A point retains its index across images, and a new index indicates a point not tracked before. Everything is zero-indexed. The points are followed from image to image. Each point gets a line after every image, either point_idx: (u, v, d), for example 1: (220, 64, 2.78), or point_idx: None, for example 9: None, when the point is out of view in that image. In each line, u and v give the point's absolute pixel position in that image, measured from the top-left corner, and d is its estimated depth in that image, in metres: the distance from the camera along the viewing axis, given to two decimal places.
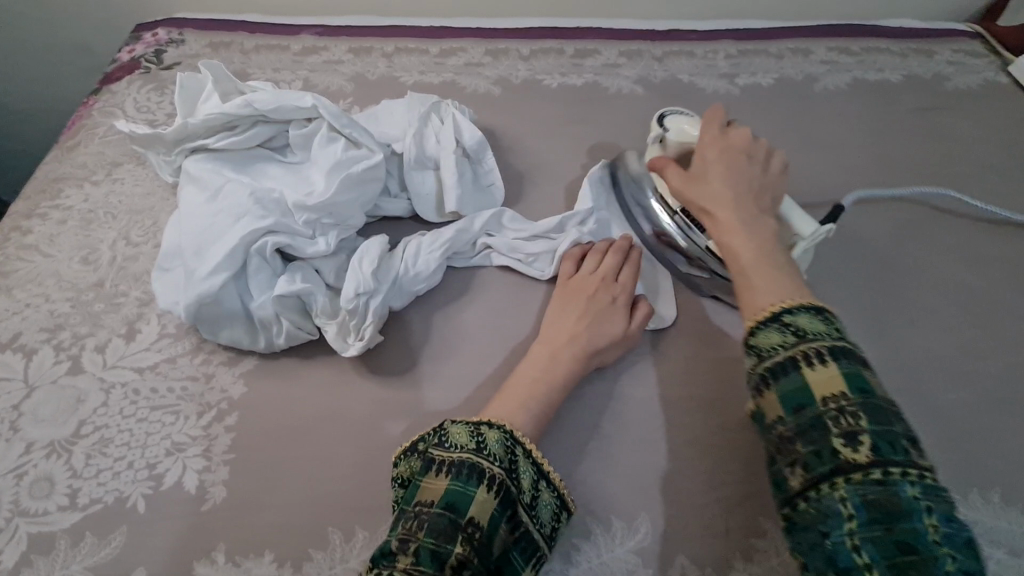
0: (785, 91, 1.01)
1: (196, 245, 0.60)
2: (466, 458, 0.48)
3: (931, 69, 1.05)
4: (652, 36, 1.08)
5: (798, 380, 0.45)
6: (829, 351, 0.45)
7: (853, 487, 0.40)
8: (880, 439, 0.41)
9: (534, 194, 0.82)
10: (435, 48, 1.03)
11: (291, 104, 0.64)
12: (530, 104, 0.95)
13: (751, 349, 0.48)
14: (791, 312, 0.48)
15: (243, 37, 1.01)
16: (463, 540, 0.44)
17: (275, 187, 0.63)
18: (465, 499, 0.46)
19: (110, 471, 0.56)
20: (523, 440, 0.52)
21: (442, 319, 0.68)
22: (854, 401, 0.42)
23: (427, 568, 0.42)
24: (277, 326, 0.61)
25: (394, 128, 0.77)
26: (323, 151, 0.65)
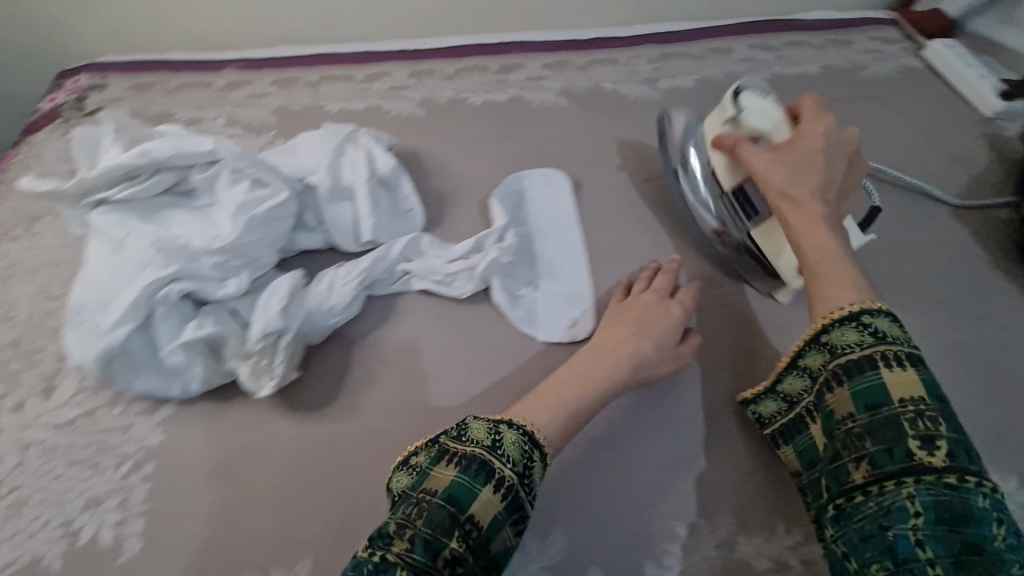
0: (706, 92, 1.02)
1: (100, 298, 0.60)
2: (478, 454, 0.50)
3: (848, 59, 1.08)
4: (576, 46, 1.09)
5: (874, 378, 0.50)
6: (906, 356, 0.51)
7: (922, 487, 0.45)
8: (955, 445, 0.46)
9: (456, 214, 0.83)
10: (360, 74, 1.03)
11: (189, 148, 0.65)
12: (454, 123, 0.96)
13: (825, 347, 0.55)
14: (870, 313, 0.54)
15: (167, 77, 1.02)
16: (461, 534, 0.46)
17: (179, 233, 0.64)
18: (469, 493, 0.48)
19: (26, 532, 0.56)
20: (542, 444, 0.54)
21: (362, 349, 0.69)
22: (933, 406, 0.48)
23: (420, 556, 0.44)
24: (191, 372, 0.61)
25: (309, 161, 0.78)
26: (225, 192, 0.65)
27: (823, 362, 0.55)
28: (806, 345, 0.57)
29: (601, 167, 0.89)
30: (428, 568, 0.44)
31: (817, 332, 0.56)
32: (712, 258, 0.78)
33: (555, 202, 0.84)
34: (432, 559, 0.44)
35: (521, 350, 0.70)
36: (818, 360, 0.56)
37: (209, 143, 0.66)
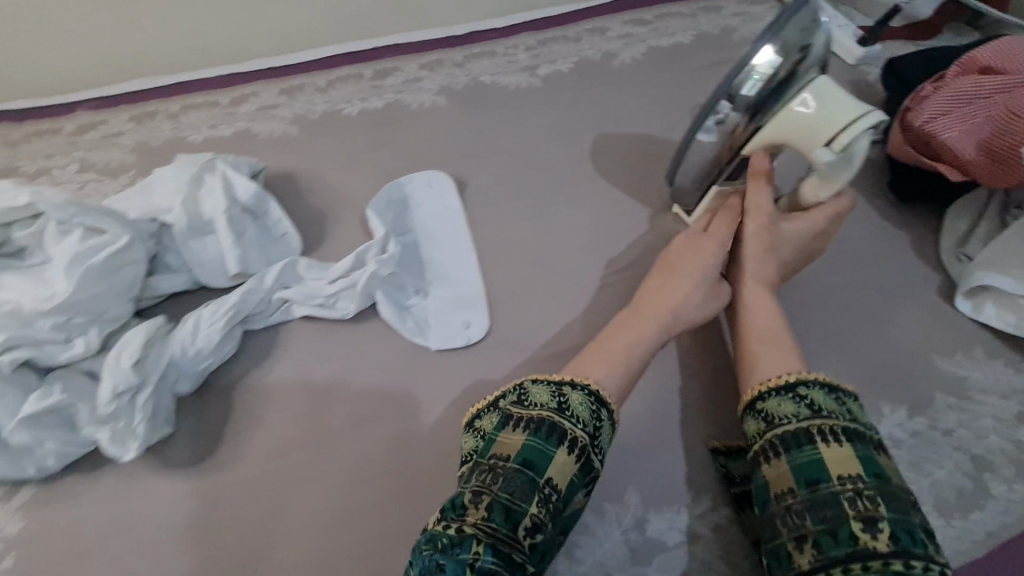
0: (585, 73, 1.02)
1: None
2: (549, 416, 0.49)
3: (718, 23, 1.10)
4: (452, 43, 1.07)
5: (813, 452, 0.47)
6: (842, 431, 0.48)
7: (870, 575, 0.40)
8: (898, 527, 0.42)
9: (336, 232, 0.79)
10: (225, 98, 0.98)
11: (6, 205, 0.59)
12: (330, 137, 0.92)
13: (760, 415, 0.52)
14: (806, 384, 0.51)
15: (10, 130, 0.94)
16: (541, 498, 0.46)
17: (9, 299, 0.58)
18: (544, 457, 0.47)
19: None
20: (608, 400, 0.53)
21: (242, 389, 0.64)
22: (870, 483, 0.44)
23: (500, 526, 0.44)
24: (42, 448, 0.56)
25: (164, 198, 0.72)
26: (55, 246, 0.59)
27: (758, 430, 0.51)
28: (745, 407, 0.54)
29: (484, 162, 0.87)
30: (510, 536, 0.44)
31: (751, 399, 0.53)
32: (598, 240, 0.78)
33: (438, 203, 0.81)
34: (513, 529, 0.44)
35: (413, 362, 0.68)
36: (752, 427, 0.52)
37: (27, 196, 0.60)
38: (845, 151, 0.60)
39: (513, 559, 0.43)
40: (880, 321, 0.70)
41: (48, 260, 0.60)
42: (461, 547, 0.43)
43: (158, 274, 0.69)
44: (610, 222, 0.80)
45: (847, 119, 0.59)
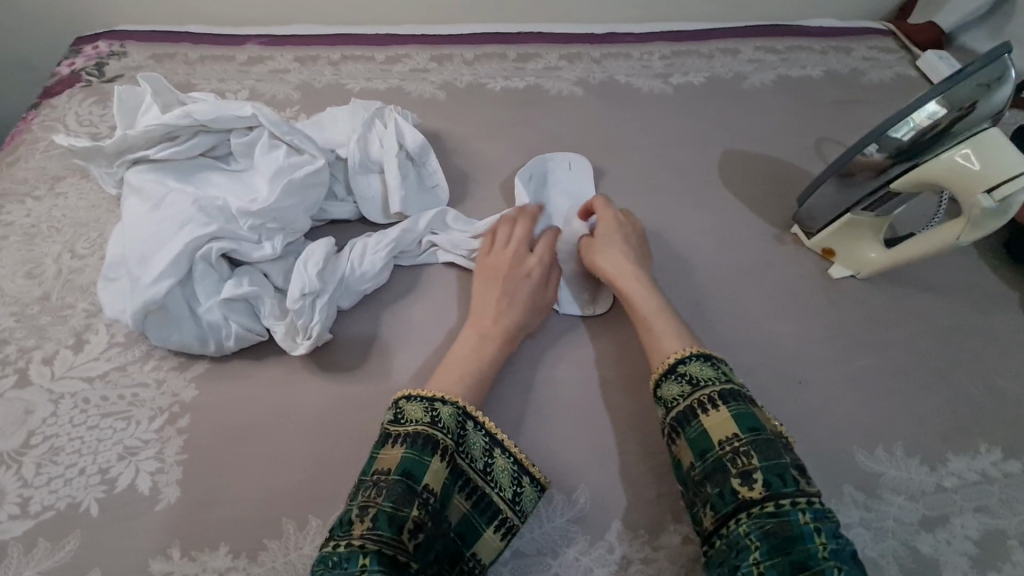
0: (716, 89, 1.05)
1: (143, 254, 0.62)
2: (422, 430, 0.52)
3: (848, 65, 1.11)
4: (591, 39, 1.12)
5: (697, 426, 0.52)
6: (717, 396, 0.53)
7: (752, 520, 0.46)
8: (769, 473, 0.48)
9: (477, 194, 0.86)
10: (381, 55, 1.05)
11: (231, 113, 0.68)
12: (473, 107, 0.98)
13: (660, 403, 0.57)
14: (684, 361, 0.57)
15: (187, 48, 1.02)
16: (422, 501, 0.49)
17: (219, 195, 0.66)
18: (420, 466, 0.50)
19: (61, 478, 0.57)
20: (474, 414, 0.56)
21: (389, 315, 0.70)
22: (744, 440, 0.50)
23: (384, 531, 0.46)
24: (226, 329, 0.63)
25: (338, 134, 0.80)
26: (265, 157, 0.68)
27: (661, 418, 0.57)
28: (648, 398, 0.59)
29: (616, 156, 0.93)
30: (394, 540, 0.46)
31: (672, 365, 0.57)
32: (722, 242, 0.82)
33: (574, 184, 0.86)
34: (397, 532, 0.47)
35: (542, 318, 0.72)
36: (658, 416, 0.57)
37: (250, 109, 0.69)
38: (1001, 203, 0.62)
39: (397, 559, 0.45)
40: (991, 366, 0.71)
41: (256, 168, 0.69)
42: (349, 561, 0.45)
43: (327, 200, 0.77)
44: (733, 230, 0.84)
45: (1010, 174, 0.61)
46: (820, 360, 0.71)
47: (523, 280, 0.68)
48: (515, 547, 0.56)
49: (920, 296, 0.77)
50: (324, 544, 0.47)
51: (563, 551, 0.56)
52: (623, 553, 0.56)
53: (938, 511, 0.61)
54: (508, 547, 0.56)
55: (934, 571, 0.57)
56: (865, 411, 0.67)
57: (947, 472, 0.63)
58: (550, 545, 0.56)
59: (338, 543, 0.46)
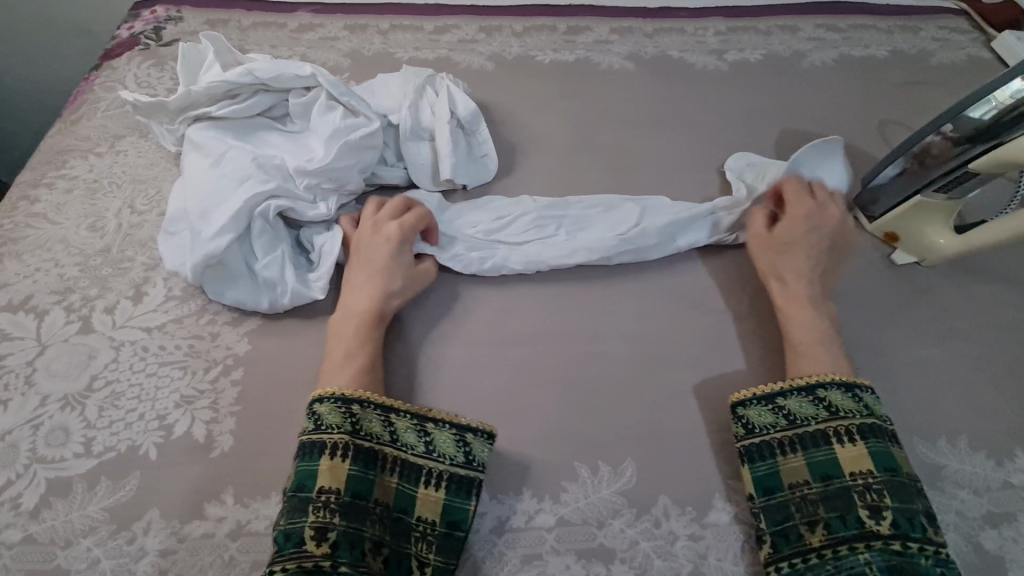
0: (773, 67, 1.00)
1: (204, 208, 0.63)
2: (307, 439, 0.54)
3: (916, 45, 1.04)
4: (643, 14, 1.08)
5: (828, 452, 0.55)
6: (856, 430, 0.56)
7: (875, 554, 0.50)
8: (899, 515, 0.51)
9: (525, 166, 0.84)
10: (429, 25, 1.03)
11: (291, 73, 0.70)
12: (522, 79, 0.96)
13: (779, 412, 0.58)
14: (824, 386, 0.58)
15: (240, 15, 1.02)
16: (319, 507, 0.51)
17: (275, 154, 0.68)
18: (311, 474, 0.52)
19: (122, 422, 0.59)
20: (357, 395, 0.56)
21: (436, 280, 0.70)
22: (880, 479, 0.53)
23: (285, 550, 0.49)
24: (282, 287, 0.64)
25: (389, 100, 0.79)
26: (322, 118, 0.70)
27: (773, 423, 0.57)
28: (754, 397, 0.59)
29: (667, 133, 0.90)
30: (296, 554, 0.48)
31: (773, 394, 0.58)
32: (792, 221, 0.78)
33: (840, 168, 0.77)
34: (300, 543, 0.49)
35: (590, 291, 0.70)
36: (763, 420, 0.58)
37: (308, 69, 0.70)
38: None
39: (306, 567, 0.48)
40: None
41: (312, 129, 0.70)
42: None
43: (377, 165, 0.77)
44: None
45: None
46: (880, 347, 0.68)
47: (378, 249, 0.65)
48: (561, 515, 0.56)
49: (992, 287, 0.73)
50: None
51: (610, 523, 0.55)
52: (670, 528, 0.55)
53: (1004, 507, 0.58)
54: (554, 516, 0.55)
55: (999, 569, 0.55)
56: (929, 401, 0.64)
57: (1015, 468, 0.60)
58: (596, 516, 0.55)
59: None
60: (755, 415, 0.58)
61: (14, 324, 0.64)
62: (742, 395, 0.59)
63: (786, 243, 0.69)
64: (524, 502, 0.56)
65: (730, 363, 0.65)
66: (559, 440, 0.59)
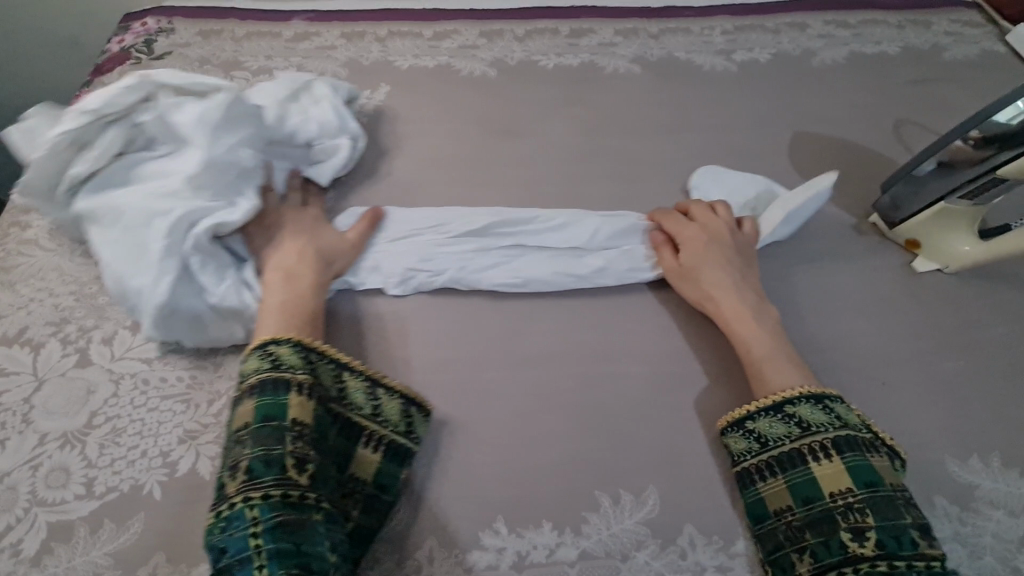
0: (783, 67, 0.98)
1: (143, 258, 0.60)
2: (268, 377, 0.54)
3: (928, 40, 1.01)
4: (647, 14, 1.05)
5: (806, 472, 0.53)
6: (831, 444, 0.53)
7: None
8: (885, 534, 0.49)
9: (532, 176, 0.82)
10: (428, 31, 1.00)
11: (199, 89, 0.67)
12: (525, 86, 0.93)
13: (751, 435, 0.56)
14: (792, 402, 0.56)
15: (233, 25, 1.00)
16: (294, 438, 0.51)
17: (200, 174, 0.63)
18: (280, 408, 0.52)
19: (124, 460, 0.56)
20: (315, 345, 0.58)
21: (445, 302, 0.68)
22: (860, 496, 0.50)
23: (264, 477, 0.49)
24: (259, 314, 0.63)
25: (260, 100, 0.76)
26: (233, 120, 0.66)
27: (748, 448, 0.56)
28: (727, 424, 0.57)
29: (676, 138, 0.87)
30: (279, 480, 0.49)
31: (741, 417, 0.57)
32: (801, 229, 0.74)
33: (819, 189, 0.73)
34: (280, 472, 0.49)
35: (603, 309, 0.68)
36: (739, 446, 0.56)
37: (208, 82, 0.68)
38: None
39: (289, 497, 0.48)
40: None
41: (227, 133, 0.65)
42: (237, 519, 0.47)
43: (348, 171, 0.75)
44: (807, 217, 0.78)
45: None
46: (904, 360, 0.66)
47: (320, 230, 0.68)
48: (583, 548, 0.53)
49: (1017, 294, 0.70)
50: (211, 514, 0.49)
51: (633, 555, 0.53)
52: (697, 559, 0.53)
53: None
54: (576, 549, 0.53)
55: None
56: (958, 417, 0.62)
57: None
58: (618, 548, 0.53)
59: (220, 510, 0.48)
60: (733, 442, 0.57)
61: (9, 358, 0.62)
62: (727, 420, 0.58)
63: (694, 265, 0.67)
64: (543, 535, 0.54)
65: (752, 381, 0.63)
66: (577, 468, 0.57)
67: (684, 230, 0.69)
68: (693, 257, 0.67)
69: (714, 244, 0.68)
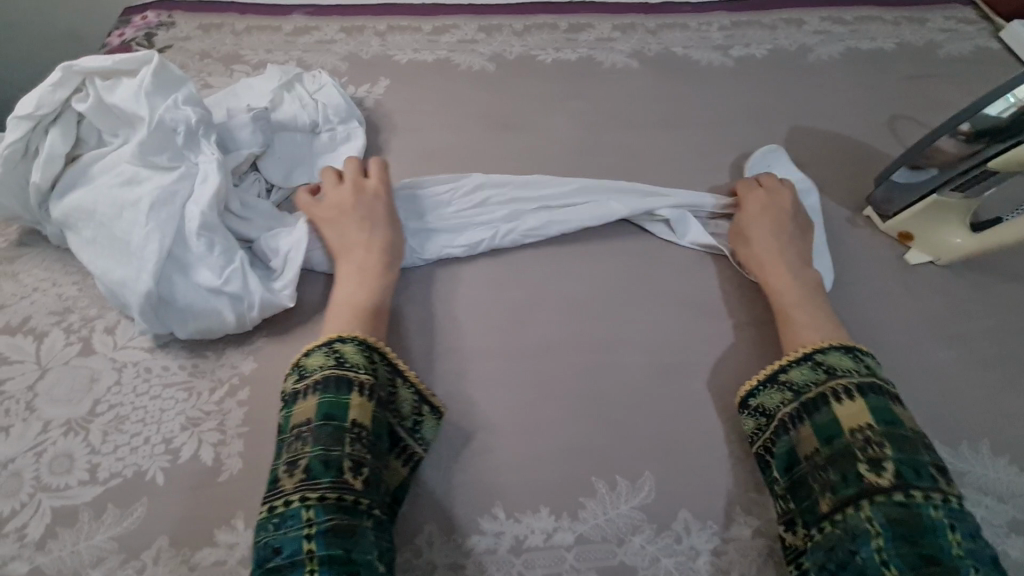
0: (779, 62, 0.99)
1: (125, 259, 0.61)
2: (330, 374, 0.54)
3: (923, 36, 1.02)
4: (645, 10, 1.06)
5: (827, 413, 0.54)
6: (854, 387, 0.54)
7: (877, 507, 0.48)
8: (903, 465, 0.50)
9: (530, 169, 0.83)
10: (428, 26, 1.01)
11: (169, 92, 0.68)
12: (524, 80, 0.94)
13: (784, 387, 0.58)
14: (822, 351, 0.58)
15: (233, 19, 1.00)
16: (352, 439, 0.51)
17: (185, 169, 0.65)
18: (340, 406, 0.53)
19: (128, 447, 0.57)
20: (379, 346, 0.58)
21: (444, 293, 0.69)
22: (879, 431, 0.51)
23: (321, 478, 0.49)
24: (248, 300, 0.62)
25: (259, 95, 0.80)
26: (166, 108, 0.66)
27: (783, 399, 0.57)
28: (760, 382, 0.59)
29: (673, 133, 0.88)
30: (336, 482, 0.49)
31: (776, 371, 0.59)
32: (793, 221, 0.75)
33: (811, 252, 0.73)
34: (336, 474, 0.50)
35: (600, 299, 0.69)
36: (774, 400, 0.58)
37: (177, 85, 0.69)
38: None
39: (344, 500, 0.49)
40: None
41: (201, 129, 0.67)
42: (292, 519, 0.48)
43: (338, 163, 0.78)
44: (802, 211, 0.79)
45: None
46: (897, 349, 0.67)
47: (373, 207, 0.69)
48: (580, 533, 0.54)
49: (1008, 286, 0.71)
50: (261, 509, 0.50)
51: (629, 539, 0.54)
52: (691, 543, 0.54)
53: None
54: (572, 534, 0.54)
55: None
56: (949, 405, 0.63)
57: None
58: (615, 533, 0.54)
59: (274, 505, 0.49)
60: (767, 399, 0.58)
61: (12, 347, 0.63)
62: (747, 387, 0.59)
63: (747, 225, 0.72)
64: (541, 520, 0.55)
65: (746, 370, 0.64)
66: (574, 454, 0.58)
67: (748, 195, 0.74)
68: (745, 215, 0.72)
69: (776, 205, 0.72)
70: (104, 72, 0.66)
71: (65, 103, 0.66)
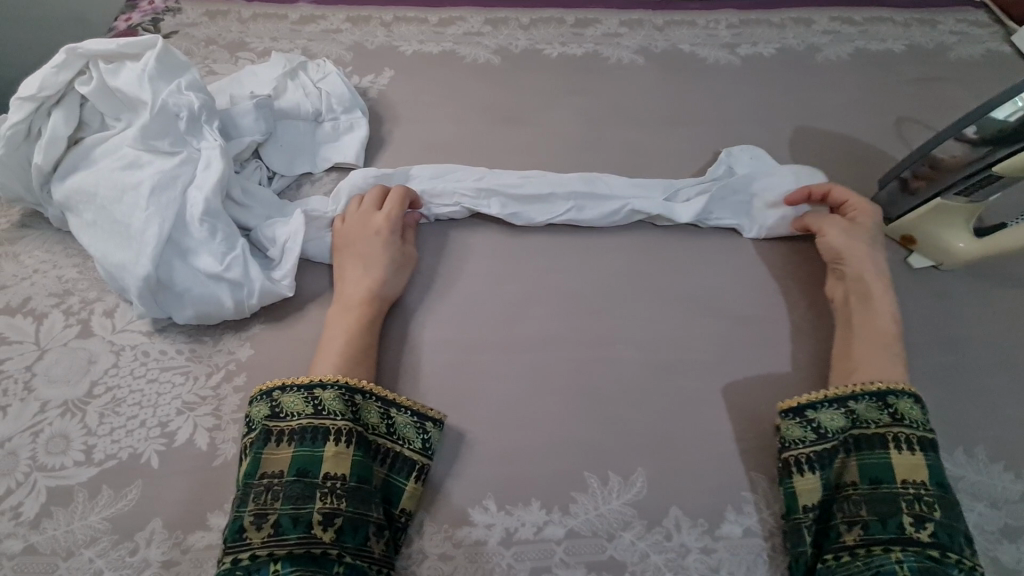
0: (787, 62, 0.98)
1: (126, 243, 0.61)
2: (307, 424, 0.54)
3: (933, 39, 1.01)
4: (653, 6, 1.05)
5: (883, 456, 0.53)
6: (918, 442, 0.53)
7: (908, 555, 0.49)
8: (942, 529, 0.49)
9: (532, 163, 0.82)
10: (434, 17, 1.01)
11: (175, 78, 0.68)
12: (528, 74, 0.94)
13: (847, 415, 0.56)
14: (895, 394, 0.56)
15: (240, 6, 1.00)
16: (325, 493, 0.51)
17: (188, 156, 0.65)
18: (314, 461, 0.52)
19: (124, 429, 0.58)
20: (361, 386, 0.56)
21: (443, 284, 0.69)
22: (932, 491, 0.51)
23: (290, 535, 0.49)
24: (249, 288, 0.62)
25: (263, 83, 0.80)
26: (170, 92, 0.66)
27: (841, 426, 0.56)
28: (824, 399, 0.57)
29: (678, 130, 0.88)
30: (303, 539, 0.49)
31: (846, 395, 0.57)
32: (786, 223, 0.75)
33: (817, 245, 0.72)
34: (306, 530, 0.49)
35: (599, 295, 0.68)
36: (836, 423, 0.56)
37: (186, 73, 0.69)
38: None
39: (313, 552, 0.48)
40: None
41: (203, 115, 0.67)
42: (259, 573, 0.47)
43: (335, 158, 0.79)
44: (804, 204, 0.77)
45: None
46: None
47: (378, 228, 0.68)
48: (570, 527, 0.55)
49: (1010, 292, 0.71)
50: (222, 559, 0.48)
51: (620, 535, 0.54)
52: (682, 541, 0.54)
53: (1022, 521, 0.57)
54: (564, 528, 0.54)
55: None
56: (946, 410, 0.63)
57: None
58: (605, 528, 0.54)
59: (238, 557, 0.48)
60: (827, 418, 0.56)
61: (12, 327, 0.63)
62: (814, 397, 0.57)
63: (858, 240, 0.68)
64: (532, 514, 0.55)
65: (742, 369, 0.64)
66: (567, 448, 0.58)
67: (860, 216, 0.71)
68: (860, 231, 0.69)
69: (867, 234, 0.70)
70: (108, 55, 0.66)
71: (69, 85, 0.66)
